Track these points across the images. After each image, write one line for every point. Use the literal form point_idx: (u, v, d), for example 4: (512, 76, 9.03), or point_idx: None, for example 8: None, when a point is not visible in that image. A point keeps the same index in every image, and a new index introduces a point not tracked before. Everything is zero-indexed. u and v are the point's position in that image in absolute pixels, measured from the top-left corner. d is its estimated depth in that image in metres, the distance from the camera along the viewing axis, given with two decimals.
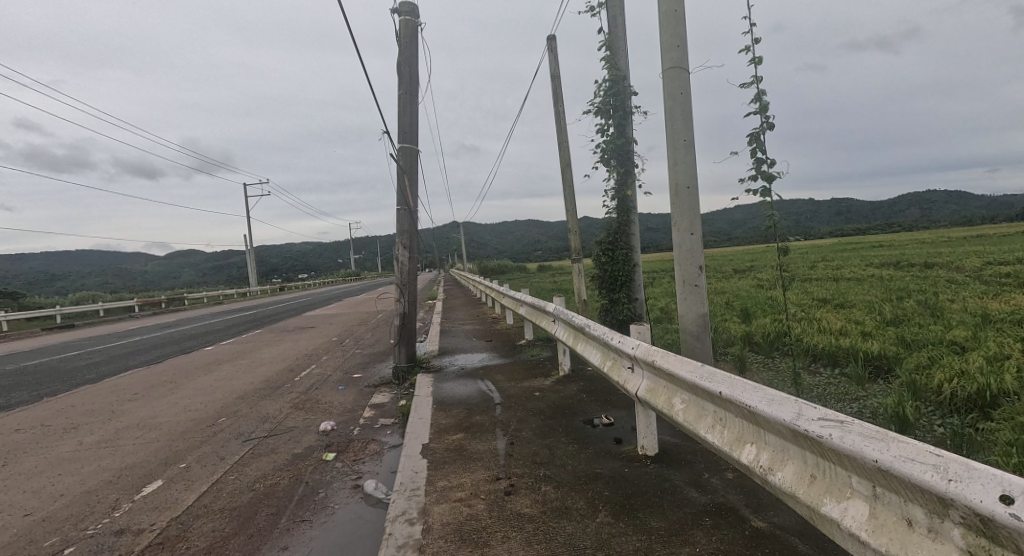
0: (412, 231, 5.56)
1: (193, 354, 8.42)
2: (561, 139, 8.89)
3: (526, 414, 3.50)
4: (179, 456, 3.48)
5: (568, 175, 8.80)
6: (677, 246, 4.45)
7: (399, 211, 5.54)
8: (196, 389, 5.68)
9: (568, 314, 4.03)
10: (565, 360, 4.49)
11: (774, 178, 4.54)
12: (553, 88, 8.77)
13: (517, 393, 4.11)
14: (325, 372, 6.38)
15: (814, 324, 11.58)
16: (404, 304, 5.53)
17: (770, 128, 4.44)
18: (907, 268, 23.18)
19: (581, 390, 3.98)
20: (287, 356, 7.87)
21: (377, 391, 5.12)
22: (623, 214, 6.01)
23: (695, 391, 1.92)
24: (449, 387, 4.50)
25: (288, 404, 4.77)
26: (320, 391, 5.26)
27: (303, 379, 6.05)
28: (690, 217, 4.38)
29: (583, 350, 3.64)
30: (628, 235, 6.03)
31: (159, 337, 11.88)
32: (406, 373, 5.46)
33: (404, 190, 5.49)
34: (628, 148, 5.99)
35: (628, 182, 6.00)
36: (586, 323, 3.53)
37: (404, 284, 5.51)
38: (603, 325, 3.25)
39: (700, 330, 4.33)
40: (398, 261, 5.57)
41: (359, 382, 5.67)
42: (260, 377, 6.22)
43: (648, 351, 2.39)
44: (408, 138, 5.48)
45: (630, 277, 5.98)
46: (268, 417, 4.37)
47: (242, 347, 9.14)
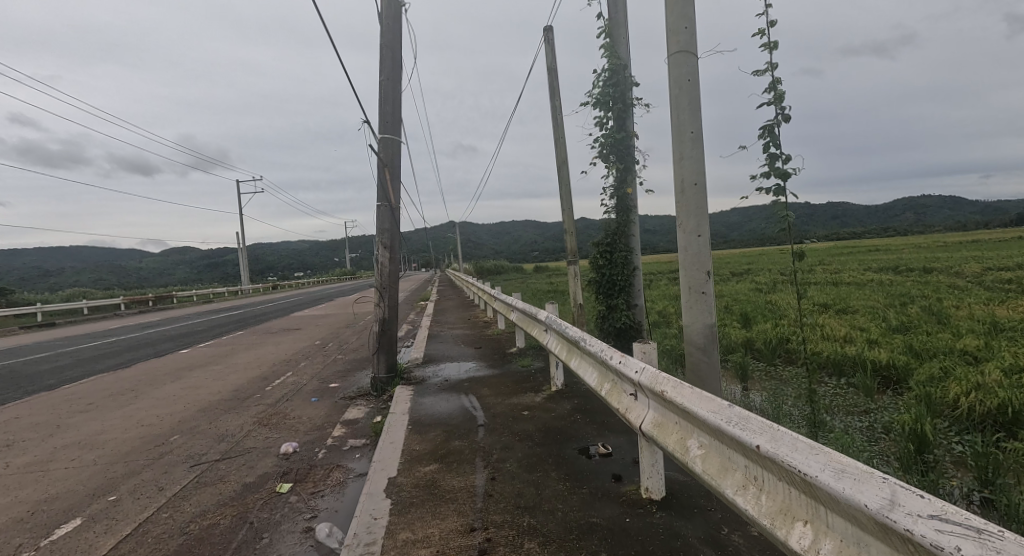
0: (393, 229, 5.12)
1: (166, 358, 7.95)
2: (558, 136, 8.48)
3: (512, 439, 3.07)
4: (113, 485, 3.03)
5: (565, 173, 8.40)
6: (682, 248, 4.03)
7: (379, 208, 5.10)
8: (157, 399, 5.22)
9: (562, 324, 3.62)
10: (558, 374, 4.09)
11: (788, 175, 4.14)
12: (550, 82, 8.35)
13: (503, 411, 3.68)
14: (300, 380, 5.93)
15: (818, 331, 11.20)
16: (384, 309, 5.09)
17: (785, 121, 4.04)
18: (907, 273, 22.93)
19: (576, 410, 3.56)
20: (263, 361, 7.41)
21: (353, 405, 4.69)
22: (622, 214, 5.59)
23: (720, 438, 1.49)
24: (429, 403, 4.06)
25: (252, 419, 4.33)
26: (290, 404, 4.81)
27: (275, 388, 5.60)
28: (697, 217, 3.97)
29: (577, 367, 3.22)
30: (628, 236, 5.61)
31: (136, 338, 11.36)
32: (386, 384, 5.03)
33: (385, 185, 5.05)
34: (628, 143, 5.57)
35: (629, 179, 5.58)
36: (582, 336, 3.10)
37: (384, 288, 5.08)
38: (601, 340, 2.82)
39: (708, 342, 3.91)
40: (378, 262, 5.15)
41: (335, 393, 5.24)
42: (229, 386, 5.76)
43: (656, 378, 1.96)
44: (389, 128, 5.05)
45: (630, 282, 5.56)
46: (225, 435, 3.92)
47: (220, 351, 8.68)
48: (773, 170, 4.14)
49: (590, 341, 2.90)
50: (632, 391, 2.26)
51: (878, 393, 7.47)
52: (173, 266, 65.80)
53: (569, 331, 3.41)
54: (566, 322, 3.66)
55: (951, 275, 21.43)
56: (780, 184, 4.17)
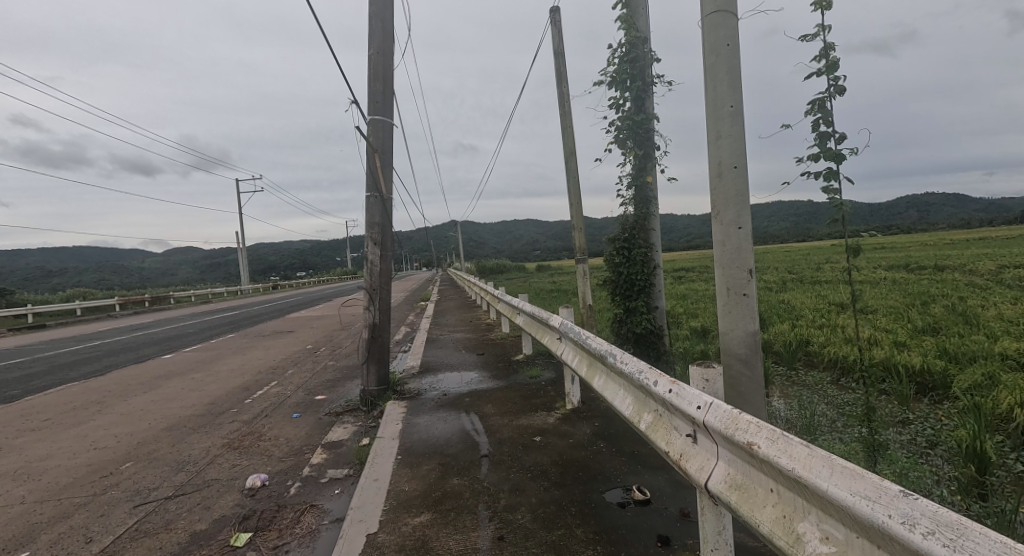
0: (384, 222, 4.54)
1: (146, 365, 7.39)
2: (566, 125, 7.90)
3: (523, 477, 2.50)
4: (32, 535, 2.45)
5: (573, 165, 7.81)
6: (717, 242, 3.46)
7: (368, 199, 4.53)
8: (120, 415, 4.64)
9: (581, 334, 3.05)
10: (574, 390, 3.52)
11: (841, 157, 3.56)
12: (557, 66, 7.77)
13: (510, 435, 3.12)
14: (284, 391, 5.37)
15: (840, 333, 10.59)
16: (374, 314, 4.52)
17: (839, 94, 3.46)
18: (920, 271, 22.28)
19: (597, 436, 2.98)
20: (249, 368, 6.84)
21: (339, 423, 4.12)
22: (641, 206, 5.02)
23: (878, 542, 0.90)
24: (425, 423, 3.50)
25: (221, 441, 3.75)
26: (267, 422, 4.23)
27: (256, 401, 5.03)
28: (737, 205, 3.38)
29: (602, 386, 2.64)
30: (647, 231, 5.03)
31: (120, 342, 10.79)
32: (376, 398, 4.47)
33: (375, 172, 4.48)
34: (647, 126, 4.99)
35: (648, 167, 5.00)
36: (609, 349, 2.52)
37: (375, 289, 4.51)
38: (637, 357, 2.24)
39: (751, 352, 3.32)
40: (367, 260, 4.57)
41: (319, 407, 4.66)
42: (205, 398, 5.19)
43: (737, 421, 1.37)
44: (380, 109, 4.47)
45: (649, 281, 4.98)
46: (185, 463, 3.33)
47: (204, 356, 8.12)
48: (825, 150, 3.56)
49: (622, 357, 2.32)
50: (689, 430, 1.68)
51: (916, 402, 6.87)
52: (174, 265, 65.47)
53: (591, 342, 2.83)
54: (584, 330, 3.09)
55: (966, 272, 20.83)
56: (832, 168, 3.59)
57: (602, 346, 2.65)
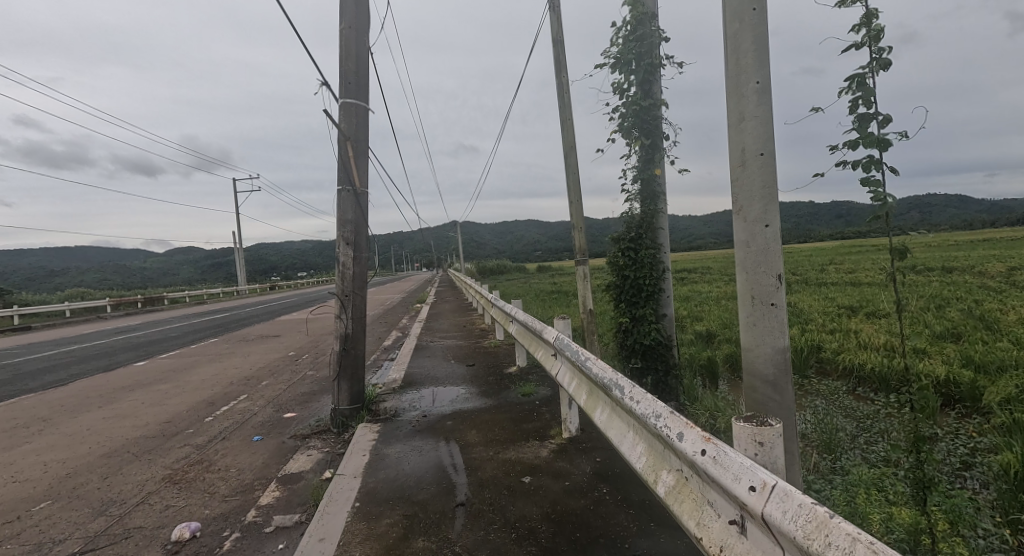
0: (358, 219, 4.02)
1: (115, 373, 6.90)
2: (565, 117, 7.40)
3: (505, 541, 1.96)
4: None
5: (574, 160, 7.30)
6: (740, 243, 2.93)
7: (340, 194, 4.00)
8: (60, 436, 4.12)
9: (579, 352, 2.52)
10: (572, 416, 3.02)
11: (886, 143, 3.04)
12: (556, 55, 7.27)
13: (494, 474, 2.60)
14: (252, 407, 4.86)
15: (854, 339, 10.05)
16: (346, 324, 4.01)
17: (885, 69, 2.94)
18: (928, 272, 21.76)
19: (598, 479, 2.45)
20: (222, 378, 6.34)
21: (302, 450, 3.60)
22: (648, 202, 4.51)
23: None
24: (396, 455, 2.98)
25: (162, 473, 3.23)
26: (221, 447, 3.71)
27: (218, 418, 4.52)
28: (764, 199, 2.85)
29: (603, 421, 2.11)
30: (655, 230, 4.52)
31: (97, 346, 10.27)
32: (349, 419, 3.96)
33: (346, 163, 3.96)
34: (655, 113, 4.48)
35: (656, 157, 4.50)
36: (615, 378, 1.97)
37: (347, 296, 3.99)
38: (651, 395, 1.69)
39: (780, 376, 2.78)
40: (339, 263, 4.06)
41: (286, 428, 4.15)
42: (164, 414, 4.68)
43: (827, 531, 0.83)
44: (352, 91, 3.96)
45: (657, 286, 4.47)
46: (109, 505, 2.81)
47: (180, 363, 7.63)
48: (865, 136, 3.04)
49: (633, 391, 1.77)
50: (733, 514, 1.14)
51: (944, 414, 6.35)
52: (173, 265, 65.11)
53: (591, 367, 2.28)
54: (584, 348, 2.54)
55: (977, 273, 20.30)
56: (875, 156, 3.06)
57: (606, 372, 2.09)
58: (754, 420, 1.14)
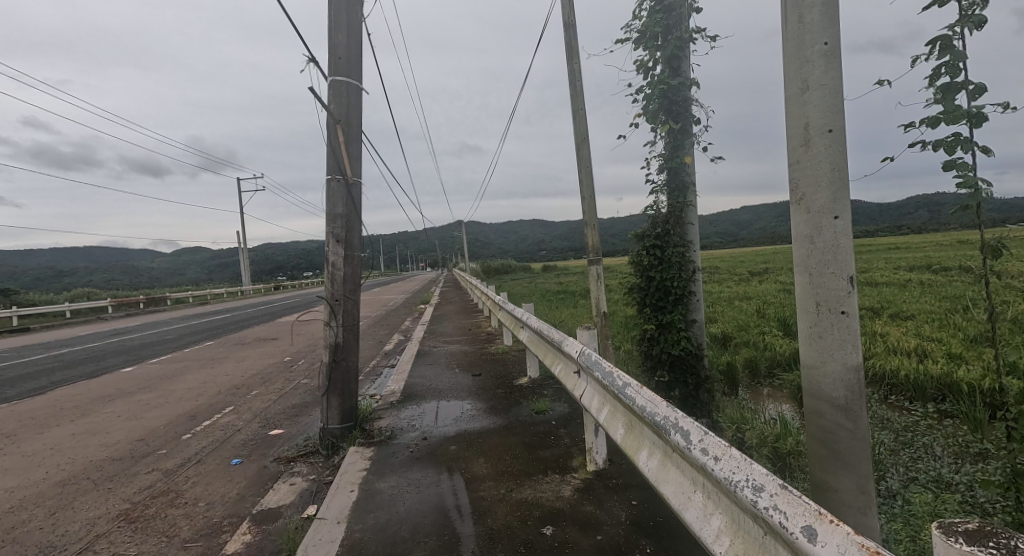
0: (350, 213, 3.54)
1: (97, 380, 6.48)
2: (577, 107, 6.91)
3: None
4: None
5: (586, 152, 6.80)
6: (800, 238, 2.13)
7: (329, 184, 3.53)
8: (17, 457, 3.66)
9: (615, 374, 2.02)
10: (599, 445, 2.54)
11: (981, 116, 2.49)
12: (568, 39, 6.78)
13: (506, 522, 2.11)
14: (236, 422, 4.40)
15: (881, 342, 9.49)
16: (337, 332, 3.54)
17: (980, 27, 2.41)
18: (945, 270, 21.11)
19: (638, 534, 1.95)
20: (209, 387, 5.88)
21: (285, 478, 3.13)
22: (676, 194, 4.02)
23: None
24: (389, 493, 2.50)
25: (118, 508, 2.77)
26: (193, 473, 3.25)
27: (197, 435, 4.06)
28: (834, 185, 2.05)
29: (651, 468, 1.61)
30: (684, 225, 4.04)
31: (88, 350, 9.86)
32: (339, 440, 3.49)
33: (336, 150, 3.48)
34: (684, 93, 3.99)
35: (685, 143, 4.01)
36: (674, 418, 1.47)
37: (337, 301, 3.53)
38: (736, 450, 1.18)
39: (853, 399, 2.02)
40: (329, 264, 3.58)
41: (269, 449, 3.68)
42: (137, 430, 4.23)
43: None
44: (343, 67, 3.49)
45: (687, 288, 3.96)
46: (46, 553, 2.34)
47: (169, 369, 7.20)
48: (949, 110, 2.52)
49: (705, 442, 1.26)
50: None
51: (992, 426, 5.77)
52: (178, 265, 65.06)
53: (633, 395, 1.77)
54: (620, 369, 2.04)
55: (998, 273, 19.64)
56: (962, 134, 2.53)
57: (657, 406, 1.59)
58: (992, 544, 0.66)
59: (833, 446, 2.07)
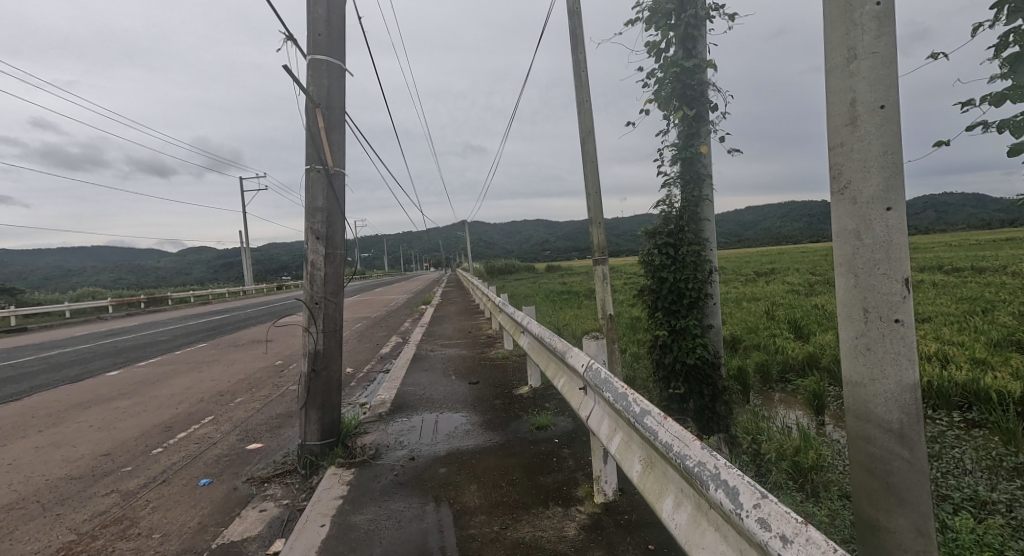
0: (330, 208, 3.21)
1: (78, 385, 6.17)
2: (582, 99, 6.56)
3: None
4: None
5: (591, 146, 6.45)
6: (841, 232, 1.57)
7: (308, 175, 3.20)
8: None
9: (631, 396, 1.65)
10: (608, 473, 2.19)
11: None
12: (573, 27, 6.43)
13: None
14: (213, 434, 4.07)
15: None
16: (317, 339, 3.21)
17: None
18: (957, 270, 20.61)
19: None
20: (193, 393, 5.57)
21: (254, 503, 2.79)
22: (691, 187, 3.66)
23: None
24: (364, 528, 2.16)
25: (62, 539, 2.45)
26: (156, 495, 2.92)
27: (169, 449, 3.74)
28: (886, 167, 1.46)
29: (680, 525, 1.25)
30: (699, 222, 3.69)
31: (78, 352, 9.59)
32: (319, 458, 3.16)
33: (314, 137, 3.15)
34: (700, 77, 3.63)
35: (701, 132, 3.66)
36: (715, 468, 1.10)
37: (317, 304, 3.19)
38: (818, 532, 0.82)
39: (911, 424, 1.41)
40: (308, 264, 3.25)
41: (243, 467, 3.34)
42: (106, 443, 3.90)
43: None
44: (322, 45, 3.16)
45: (703, 290, 3.59)
46: None
47: (156, 373, 6.92)
48: (1017, 85, 2.16)
49: (762, 513, 0.90)
50: None
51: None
52: (183, 265, 65.11)
53: (655, 429, 1.41)
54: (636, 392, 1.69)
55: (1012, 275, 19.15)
56: None
57: (688, 446, 1.23)
58: None
59: (888, 486, 1.43)
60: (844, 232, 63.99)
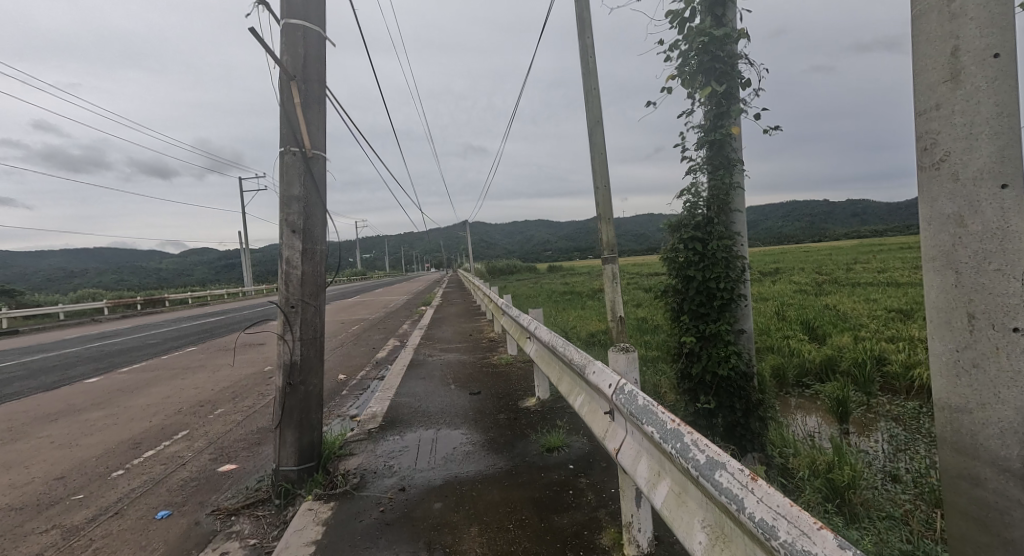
0: (307, 196, 2.79)
1: (49, 394, 5.74)
2: (590, 87, 6.12)
3: None
4: None
5: (600, 137, 6.01)
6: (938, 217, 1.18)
7: (283, 160, 2.78)
8: None
9: (685, 434, 1.22)
10: (642, 519, 1.75)
11: None
12: (580, 9, 6.01)
13: None
14: (183, 453, 3.63)
15: (920, 348, 8.60)
16: (293, 348, 2.78)
17: None
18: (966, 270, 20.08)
19: None
20: (170, 404, 5.13)
21: (215, 543, 2.35)
22: (721, 174, 3.21)
23: None
24: None
25: None
26: (103, 533, 2.49)
27: (130, 472, 3.30)
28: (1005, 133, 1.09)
29: None
30: (729, 214, 3.25)
31: (60, 357, 9.14)
32: (295, 486, 2.72)
33: (288, 113, 2.72)
34: (731, 48, 3.19)
35: (732, 111, 3.21)
36: None
37: (293, 308, 2.76)
38: None
39: None
40: (283, 263, 2.82)
41: (210, 494, 2.90)
42: (62, 464, 3.48)
43: None
44: (297, 7, 2.73)
45: (735, 290, 3.14)
46: None
47: (136, 380, 6.49)
48: None
49: None
50: None
51: None
52: (182, 265, 64.75)
53: (743, 500, 0.93)
54: (695, 430, 1.22)
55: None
56: None
57: (806, 532, 0.79)
58: None
59: (1006, 540, 1.08)
60: (848, 231, 63.35)
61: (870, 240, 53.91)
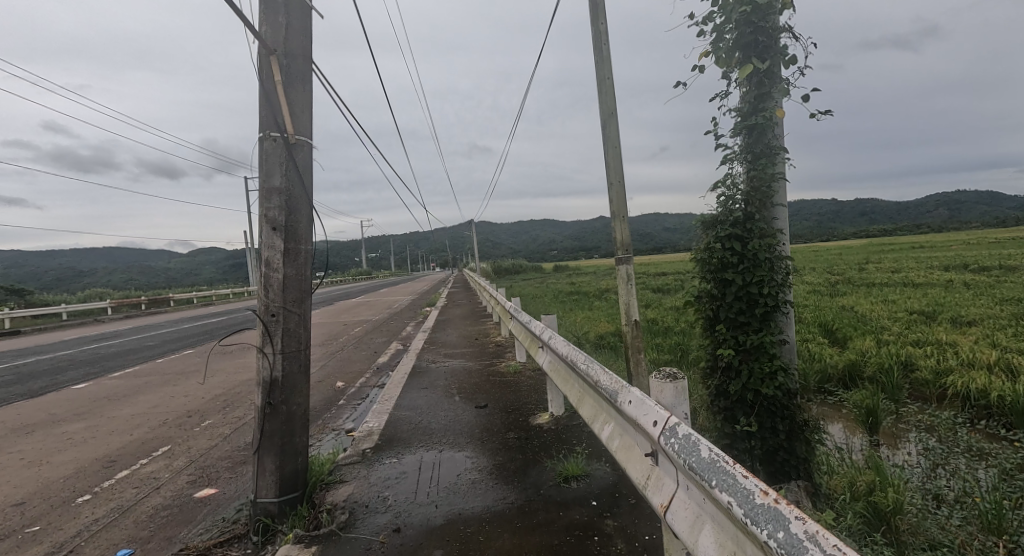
0: (288, 188, 2.42)
1: (31, 404, 5.42)
2: (603, 76, 5.73)
3: None
4: None
5: (613, 129, 5.63)
6: None
7: (262, 146, 2.42)
8: None
9: (788, 519, 0.84)
10: None
11: None
12: None
13: None
14: (159, 475, 3.28)
15: (948, 352, 8.11)
16: (274, 363, 2.42)
17: None
18: (984, 270, 19.42)
19: None
20: (155, 414, 4.80)
21: None
22: (761, 164, 2.81)
23: None
24: None
25: None
26: None
27: (97, 498, 2.95)
28: None
29: None
30: (769, 209, 2.86)
31: (52, 360, 8.85)
32: (274, 523, 2.35)
33: (267, 92, 2.37)
34: (773, 21, 2.79)
35: (775, 92, 2.81)
36: None
37: (273, 316, 2.41)
38: None
39: None
40: (262, 266, 2.45)
41: (181, 528, 2.55)
42: (24, 487, 3.14)
43: None
44: None
45: (777, 296, 2.76)
46: None
47: (125, 387, 6.17)
48: None
49: None
50: None
51: None
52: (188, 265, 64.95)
53: None
54: (808, 517, 0.84)
55: None
56: None
57: None
58: None
59: None
60: (858, 231, 62.41)
61: (879, 239, 52.98)
